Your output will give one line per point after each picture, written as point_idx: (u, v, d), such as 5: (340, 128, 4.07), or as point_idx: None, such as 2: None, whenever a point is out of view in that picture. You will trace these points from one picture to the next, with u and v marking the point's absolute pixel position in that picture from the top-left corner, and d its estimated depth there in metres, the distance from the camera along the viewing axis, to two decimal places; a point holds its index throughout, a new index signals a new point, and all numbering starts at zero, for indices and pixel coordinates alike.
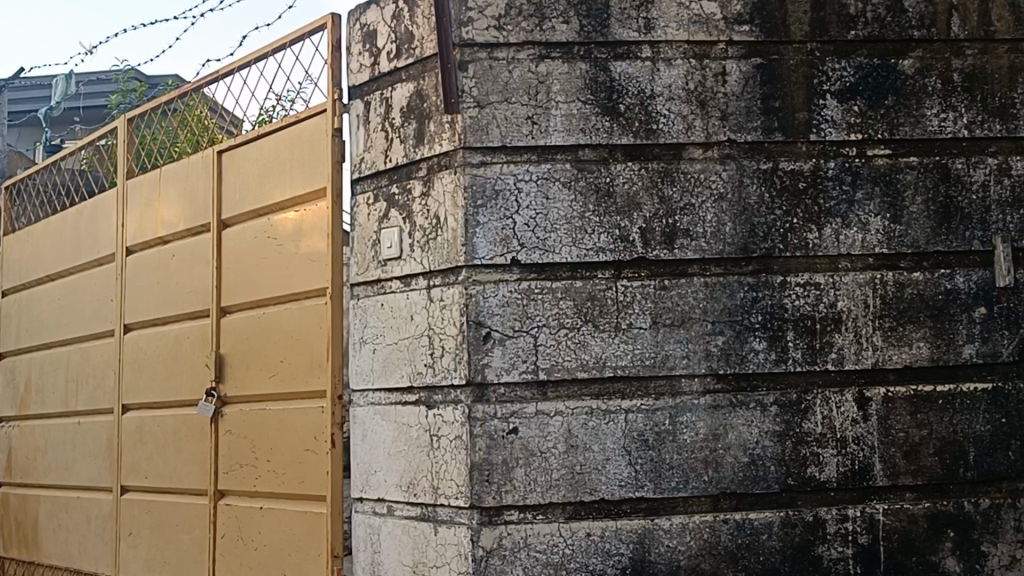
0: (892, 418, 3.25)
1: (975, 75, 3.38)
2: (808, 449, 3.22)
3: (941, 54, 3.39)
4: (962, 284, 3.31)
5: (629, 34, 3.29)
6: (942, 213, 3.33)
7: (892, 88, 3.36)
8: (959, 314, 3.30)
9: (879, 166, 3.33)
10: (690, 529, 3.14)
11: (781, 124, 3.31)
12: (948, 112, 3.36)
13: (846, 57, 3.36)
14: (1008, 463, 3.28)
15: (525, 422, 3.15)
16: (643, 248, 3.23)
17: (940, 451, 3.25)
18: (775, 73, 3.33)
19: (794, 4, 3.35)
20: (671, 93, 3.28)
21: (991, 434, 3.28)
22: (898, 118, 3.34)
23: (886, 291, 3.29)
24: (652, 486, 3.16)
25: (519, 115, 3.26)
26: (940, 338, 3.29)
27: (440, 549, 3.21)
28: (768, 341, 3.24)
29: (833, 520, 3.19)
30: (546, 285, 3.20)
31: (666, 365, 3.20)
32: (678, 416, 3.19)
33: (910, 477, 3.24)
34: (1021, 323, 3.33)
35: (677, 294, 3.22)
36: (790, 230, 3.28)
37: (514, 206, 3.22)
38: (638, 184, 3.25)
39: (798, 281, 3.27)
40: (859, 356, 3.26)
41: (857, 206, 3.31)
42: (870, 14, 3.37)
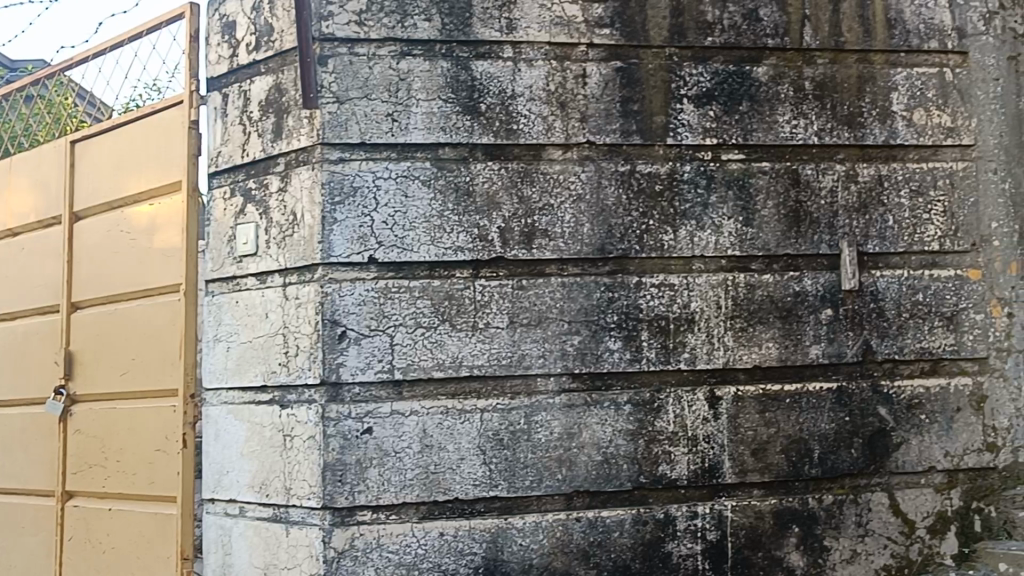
0: (741, 417, 3.34)
1: (825, 85, 3.51)
2: (660, 447, 3.27)
3: (793, 63, 3.51)
4: (810, 287, 3.44)
5: (491, 34, 3.29)
6: (791, 217, 3.44)
7: (746, 94, 3.44)
8: (807, 315, 3.42)
9: (732, 171, 3.42)
10: (543, 528, 3.17)
11: (639, 127, 3.36)
12: (799, 119, 3.47)
13: (703, 63, 3.44)
14: (851, 460, 3.40)
15: (379, 422, 3.13)
16: (501, 248, 3.23)
17: (786, 449, 3.36)
18: (634, 76, 3.38)
19: (653, 10, 3.41)
20: (531, 93, 3.30)
21: (835, 432, 3.40)
22: (751, 124, 3.44)
23: (737, 293, 3.38)
24: (505, 485, 3.17)
25: (378, 112, 3.22)
26: (788, 339, 3.40)
27: (291, 551, 3.16)
28: (623, 341, 3.28)
29: (683, 517, 3.27)
30: (402, 284, 3.18)
31: (522, 365, 3.22)
32: (533, 416, 3.21)
33: (758, 474, 3.33)
34: (865, 324, 3.46)
35: (535, 294, 3.24)
36: (645, 231, 3.33)
37: (373, 203, 3.19)
38: (498, 184, 3.25)
39: (653, 281, 3.32)
40: (710, 355, 3.34)
41: (711, 209, 3.39)
42: (727, 22, 3.47)
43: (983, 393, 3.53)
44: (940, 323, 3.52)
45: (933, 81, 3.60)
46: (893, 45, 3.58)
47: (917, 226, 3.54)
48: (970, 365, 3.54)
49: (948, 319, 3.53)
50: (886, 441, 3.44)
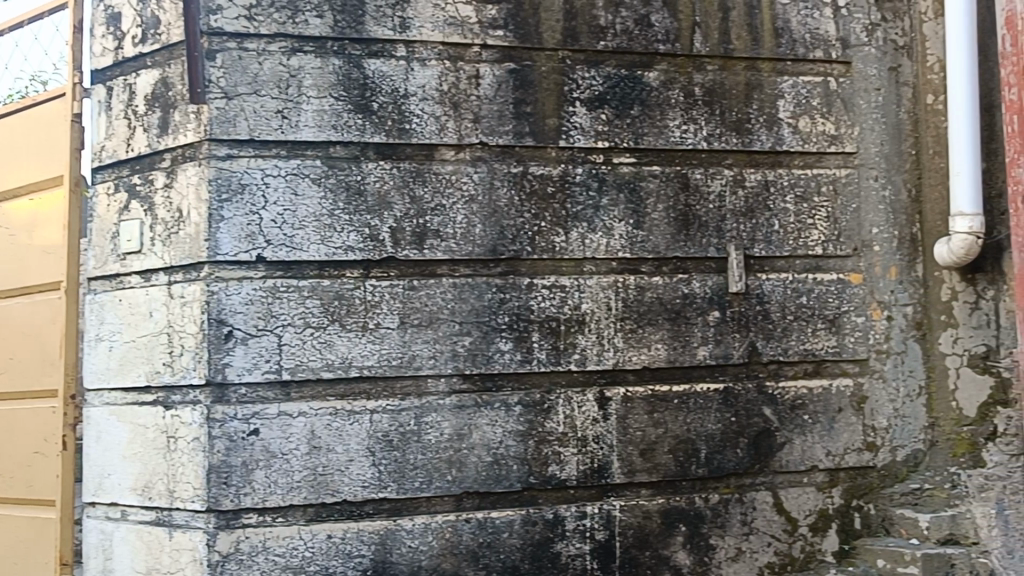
0: (630, 417, 3.37)
1: (714, 90, 3.58)
2: (550, 448, 3.29)
3: (683, 68, 3.57)
4: (698, 289, 3.50)
5: (384, 32, 3.27)
6: (680, 220, 3.50)
7: (638, 99, 3.49)
8: (695, 317, 3.48)
9: (623, 174, 3.46)
10: (432, 529, 3.17)
11: (532, 129, 3.37)
12: (689, 124, 3.54)
13: (595, 67, 3.47)
14: (737, 460, 3.48)
15: (267, 423, 3.08)
16: (392, 248, 3.21)
17: (674, 449, 3.41)
18: (527, 79, 3.39)
19: (547, 13, 3.43)
20: (424, 93, 3.29)
21: (721, 432, 3.47)
22: (642, 129, 3.48)
23: (628, 295, 3.42)
24: (395, 486, 3.15)
25: (268, 108, 3.16)
26: (677, 341, 3.45)
27: (174, 555, 3.10)
28: (514, 342, 3.29)
29: (572, 517, 3.29)
30: (290, 284, 3.13)
31: (413, 366, 3.20)
32: (423, 417, 3.19)
33: (646, 474, 3.37)
34: (751, 326, 3.54)
35: (425, 294, 3.23)
36: (537, 233, 3.35)
37: (261, 201, 3.14)
38: (389, 183, 3.23)
39: (545, 283, 3.34)
40: (601, 356, 3.37)
41: (602, 211, 3.42)
42: (619, 26, 3.50)
43: (864, 394, 3.63)
44: (823, 325, 3.61)
45: (818, 90, 3.70)
46: (779, 53, 3.66)
47: (802, 231, 3.63)
48: (851, 367, 3.64)
49: (831, 322, 3.62)
50: (771, 442, 3.52)
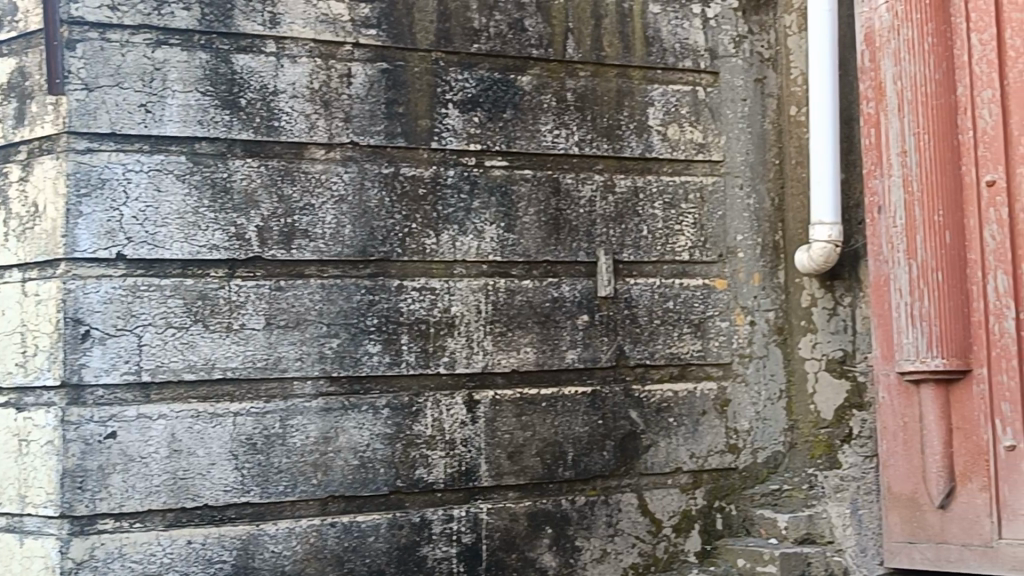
0: (498, 420, 3.38)
1: (586, 96, 3.62)
2: (417, 451, 3.27)
3: (556, 74, 3.59)
4: (568, 293, 3.53)
5: (253, 27, 3.21)
6: (551, 224, 3.53)
7: (510, 102, 3.50)
8: (564, 320, 3.51)
9: (495, 177, 3.46)
10: (296, 534, 3.12)
11: (404, 130, 3.35)
12: (560, 129, 3.57)
13: (469, 69, 3.47)
14: (603, 462, 3.52)
15: (125, 426, 2.98)
16: (259, 248, 3.16)
17: (542, 452, 3.43)
18: (399, 79, 3.37)
19: (421, 13, 3.41)
20: (294, 91, 3.24)
21: (589, 435, 3.50)
22: (515, 132, 3.50)
23: (497, 298, 3.43)
24: (258, 490, 3.09)
25: (131, 102, 3.07)
26: (546, 344, 3.47)
27: (24, 563, 2.98)
28: (382, 345, 3.26)
29: (439, 521, 3.28)
30: (152, 282, 3.05)
31: (278, 368, 3.15)
32: (288, 420, 3.14)
33: (513, 477, 3.38)
34: (619, 330, 3.59)
35: (293, 295, 3.18)
36: (407, 235, 3.33)
37: (123, 197, 3.04)
38: (256, 181, 3.17)
39: (415, 285, 3.32)
40: (470, 359, 3.37)
41: (473, 214, 3.42)
42: (493, 30, 3.51)
43: (727, 397, 3.72)
44: (689, 329, 3.69)
45: (687, 98, 3.78)
46: (650, 61, 3.73)
47: (670, 236, 3.70)
48: (715, 370, 3.72)
49: (696, 326, 3.70)
50: (636, 444, 3.57)
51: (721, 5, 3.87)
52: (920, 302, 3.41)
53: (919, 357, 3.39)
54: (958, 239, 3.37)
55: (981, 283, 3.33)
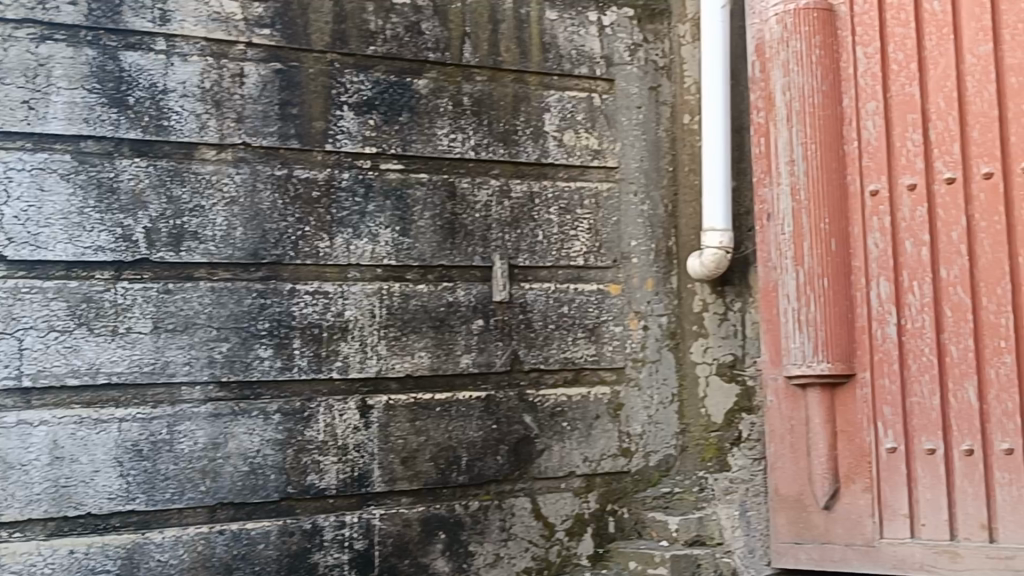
0: (392, 425, 3.36)
1: (482, 101, 3.63)
2: (308, 457, 3.23)
3: (452, 78, 3.59)
4: (463, 297, 3.53)
5: (142, 24, 3.14)
6: (447, 228, 3.52)
7: (406, 106, 3.48)
8: (459, 325, 3.51)
9: (390, 181, 3.45)
10: (183, 542, 3.05)
11: (297, 132, 3.31)
12: (456, 133, 3.56)
13: (364, 71, 3.44)
14: (496, 466, 3.52)
15: (4, 432, 2.89)
16: (146, 250, 3.09)
17: (435, 457, 3.42)
18: (294, 80, 3.33)
19: (316, 14, 3.38)
20: (185, 90, 3.17)
21: (483, 439, 3.50)
22: (410, 136, 3.48)
23: (392, 302, 3.41)
24: (144, 498, 3.02)
25: (13, 98, 2.98)
26: (440, 348, 3.47)
27: None
28: (274, 349, 3.22)
29: (330, 527, 3.24)
30: (34, 284, 2.96)
31: (166, 372, 3.08)
32: (175, 426, 3.08)
33: (406, 482, 3.37)
34: (514, 335, 3.60)
35: (181, 299, 3.12)
36: (300, 238, 3.29)
37: (3, 196, 2.94)
38: (144, 182, 3.11)
39: (307, 289, 3.29)
40: (363, 364, 3.34)
41: (368, 217, 3.40)
42: (389, 32, 3.49)
43: (620, 401, 3.76)
44: (583, 334, 3.71)
45: (583, 105, 3.81)
46: (546, 67, 3.75)
47: (565, 242, 3.72)
48: (609, 375, 3.76)
49: (590, 331, 3.73)
50: (530, 448, 3.58)
51: (617, 14, 3.92)
52: (807, 309, 3.48)
53: (806, 362, 3.45)
54: (842, 246, 3.47)
55: (864, 289, 3.43)
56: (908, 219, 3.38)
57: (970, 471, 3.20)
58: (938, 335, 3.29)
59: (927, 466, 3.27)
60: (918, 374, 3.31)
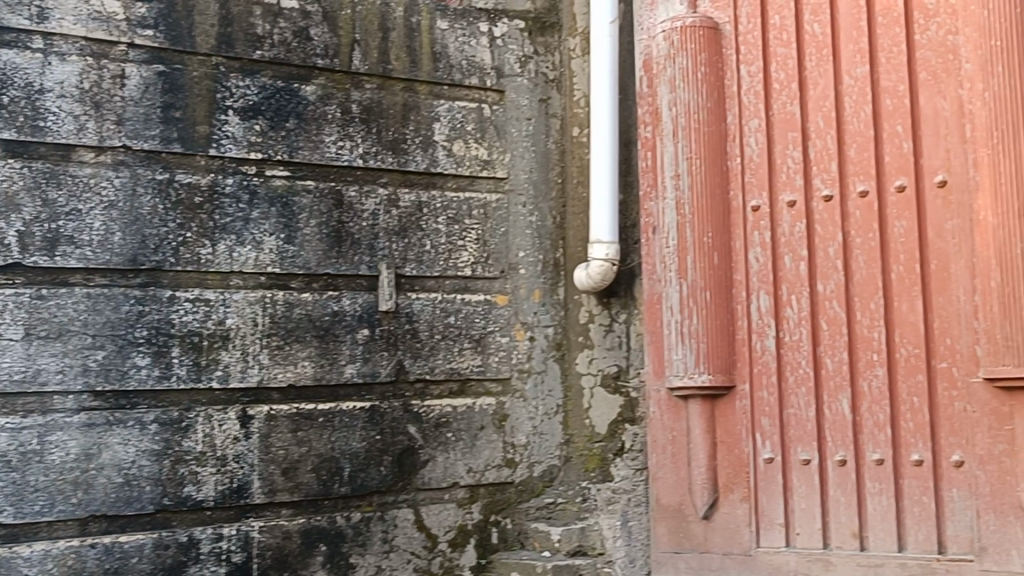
0: (273, 436, 3.31)
1: (371, 109, 3.60)
2: (186, 468, 3.16)
3: (341, 84, 3.56)
4: (348, 306, 3.50)
5: (18, 21, 3.04)
6: (333, 237, 3.49)
7: (294, 112, 3.45)
8: (343, 335, 3.47)
9: (276, 187, 3.40)
10: (52, 556, 2.97)
11: (180, 136, 3.25)
12: (344, 141, 3.53)
13: (251, 76, 3.39)
14: (380, 477, 3.49)
15: None
16: (19, 255, 3.00)
17: (317, 467, 3.38)
18: (177, 83, 3.27)
19: (201, 16, 3.33)
20: (62, 90, 3.09)
21: (366, 450, 3.47)
22: (297, 142, 3.44)
23: (275, 311, 3.36)
24: (12, 511, 2.93)
25: None
26: (324, 358, 3.43)
27: None
28: (152, 357, 3.15)
29: (208, 540, 3.18)
30: None
31: (37, 381, 2.99)
32: (46, 436, 2.99)
33: (287, 493, 3.32)
34: (399, 344, 3.58)
35: (55, 305, 3.03)
36: (182, 244, 3.23)
37: None
38: (18, 184, 3.01)
39: (188, 296, 3.22)
40: (245, 373, 3.28)
41: (252, 224, 3.35)
42: (277, 37, 3.45)
43: (505, 412, 3.76)
44: (469, 344, 3.72)
45: (473, 115, 3.82)
46: (436, 77, 3.75)
47: (452, 252, 3.72)
48: (494, 386, 3.76)
49: (476, 342, 3.73)
50: (414, 458, 3.57)
51: (508, 25, 3.94)
52: (690, 321, 3.54)
53: (688, 373, 3.51)
54: (724, 260, 3.54)
55: (745, 301, 3.51)
56: (788, 234, 3.46)
57: (843, 482, 3.28)
58: (814, 348, 3.37)
59: (803, 476, 3.35)
60: (795, 386, 3.39)
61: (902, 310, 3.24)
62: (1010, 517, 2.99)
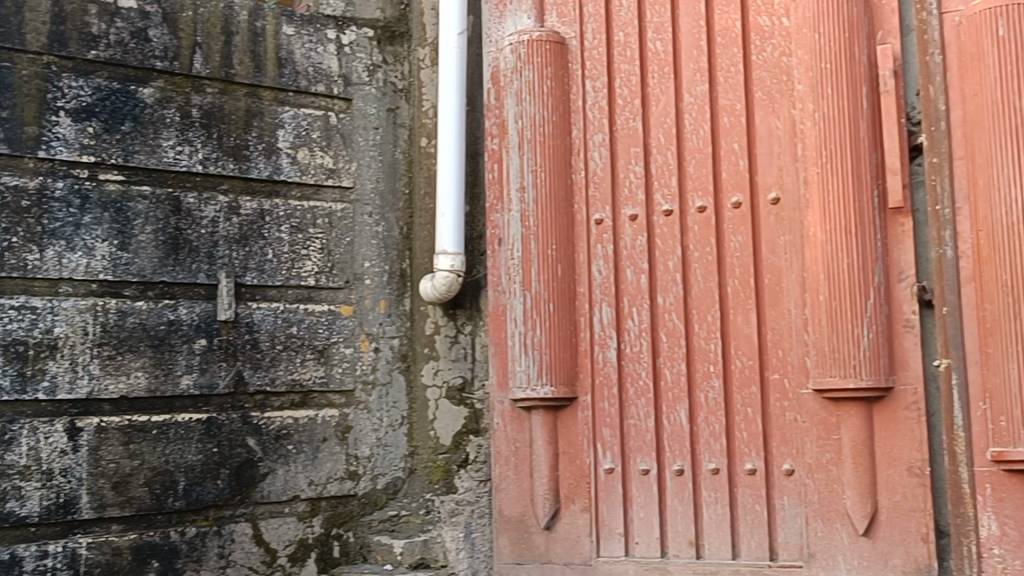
0: (102, 449, 3.19)
1: (212, 114, 3.52)
2: (8, 483, 3.03)
3: (181, 88, 3.47)
4: (185, 316, 3.40)
5: None
6: (170, 244, 3.39)
7: (129, 114, 3.34)
8: (180, 345, 3.38)
9: (110, 192, 3.29)
10: None
11: (7, 136, 3.11)
12: (183, 146, 3.44)
13: (84, 76, 3.27)
14: (216, 491, 3.40)
15: None
16: None
17: (150, 481, 3.27)
18: (5, 81, 3.14)
19: (32, 13, 3.20)
20: None
21: (202, 463, 3.38)
22: (133, 146, 3.34)
23: (107, 319, 3.24)
24: None
25: None
26: (159, 368, 3.33)
27: None
28: None
29: (31, 557, 3.04)
30: None
31: None
32: None
33: (117, 508, 3.20)
34: (238, 355, 3.50)
35: None
36: (7, 249, 3.09)
37: None
38: None
39: (13, 303, 3.09)
40: (73, 385, 3.16)
41: (83, 230, 3.23)
42: (113, 37, 3.34)
43: (348, 424, 3.71)
44: (312, 355, 3.66)
45: (319, 122, 3.76)
46: (282, 83, 3.69)
47: (295, 262, 3.66)
48: (337, 398, 3.71)
49: (320, 352, 3.67)
50: (253, 471, 3.49)
51: (356, 33, 3.90)
52: (533, 332, 3.54)
53: (530, 386, 3.51)
54: (568, 272, 3.57)
55: (587, 313, 3.54)
56: (630, 247, 3.52)
57: (680, 491, 3.35)
58: (654, 359, 3.43)
59: (641, 486, 3.40)
60: (636, 398, 3.44)
61: (737, 322, 3.33)
62: (837, 524, 3.11)
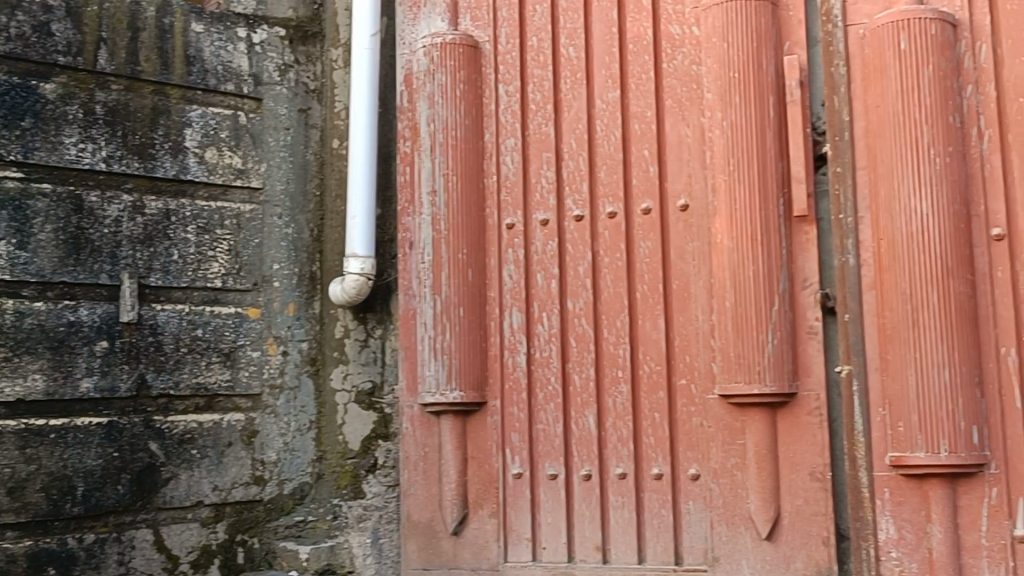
0: None
1: (117, 111, 3.45)
2: None
3: (85, 84, 3.40)
4: (86, 317, 3.32)
5: None
6: (71, 243, 3.31)
7: (30, 110, 3.26)
8: (80, 347, 3.29)
9: (8, 189, 3.20)
10: None
11: None
12: (86, 143, 3.36)
13: None
14: (116, 497, 3.32)
15: None
16: None
17: (47, 487, 3.18)
18: None
19: None
20: None
21: (102, 468, 3.30)
22: (34, 142, 3.25)
23: (4, 320, 3.16)
24: None
25: None
26: (58, 371, 3.24)
27: None
28: None
29: None
30: None
31: None
32: None
33: (12, 514, 3.11)
34: (141, 358, 3.42)
35: None
36: None
37: None
38: None
39: None
40: None
41: None
42: (14, 30, 3.26)
43: (254, 428, 3.64)
44: (218, 359, 3.59)
45: (227, 122, 3.70)
46: (190, 81, 3.63)
47: (201, 263, 3.59)
48: (243, 401, 3.64)
49: (225, 356, 3.60)
50: (155, 476, 3.41)
51: (268, 32, 3.85)
52: (443, 337, 3.52)
53: (440, 390, 3.49)
54: (478, 277, 3.55)
55: (498, 318, 3.53)
56: (540, 253, 3.52)
57: (587, 496, 3.35)
58: (563, 364, 3.44)
59: (549, 491, 3.40)
60: (544, 403, 3.44)
61: (645, 328, 3.35)
62: (740, 528, 3.16)
